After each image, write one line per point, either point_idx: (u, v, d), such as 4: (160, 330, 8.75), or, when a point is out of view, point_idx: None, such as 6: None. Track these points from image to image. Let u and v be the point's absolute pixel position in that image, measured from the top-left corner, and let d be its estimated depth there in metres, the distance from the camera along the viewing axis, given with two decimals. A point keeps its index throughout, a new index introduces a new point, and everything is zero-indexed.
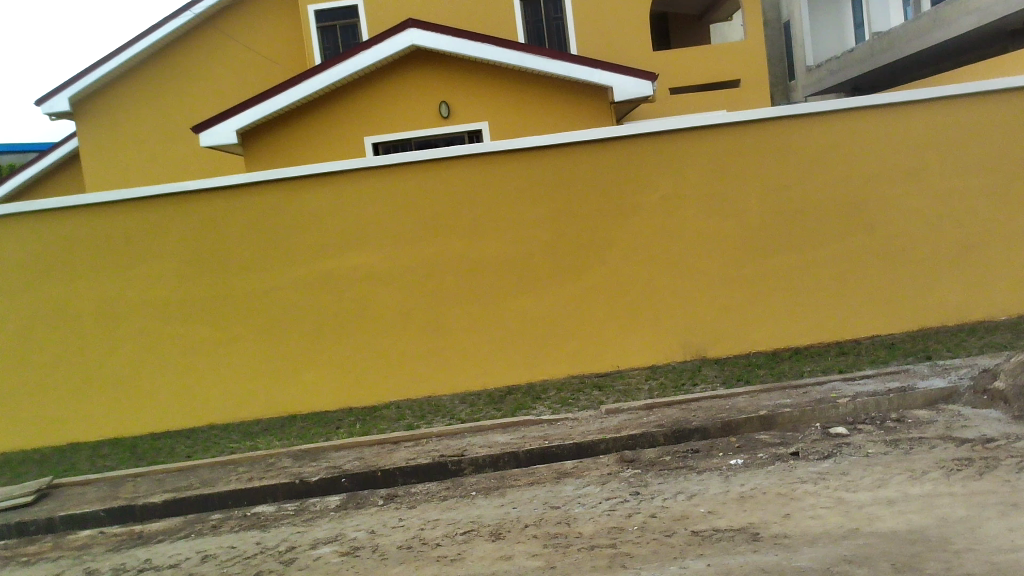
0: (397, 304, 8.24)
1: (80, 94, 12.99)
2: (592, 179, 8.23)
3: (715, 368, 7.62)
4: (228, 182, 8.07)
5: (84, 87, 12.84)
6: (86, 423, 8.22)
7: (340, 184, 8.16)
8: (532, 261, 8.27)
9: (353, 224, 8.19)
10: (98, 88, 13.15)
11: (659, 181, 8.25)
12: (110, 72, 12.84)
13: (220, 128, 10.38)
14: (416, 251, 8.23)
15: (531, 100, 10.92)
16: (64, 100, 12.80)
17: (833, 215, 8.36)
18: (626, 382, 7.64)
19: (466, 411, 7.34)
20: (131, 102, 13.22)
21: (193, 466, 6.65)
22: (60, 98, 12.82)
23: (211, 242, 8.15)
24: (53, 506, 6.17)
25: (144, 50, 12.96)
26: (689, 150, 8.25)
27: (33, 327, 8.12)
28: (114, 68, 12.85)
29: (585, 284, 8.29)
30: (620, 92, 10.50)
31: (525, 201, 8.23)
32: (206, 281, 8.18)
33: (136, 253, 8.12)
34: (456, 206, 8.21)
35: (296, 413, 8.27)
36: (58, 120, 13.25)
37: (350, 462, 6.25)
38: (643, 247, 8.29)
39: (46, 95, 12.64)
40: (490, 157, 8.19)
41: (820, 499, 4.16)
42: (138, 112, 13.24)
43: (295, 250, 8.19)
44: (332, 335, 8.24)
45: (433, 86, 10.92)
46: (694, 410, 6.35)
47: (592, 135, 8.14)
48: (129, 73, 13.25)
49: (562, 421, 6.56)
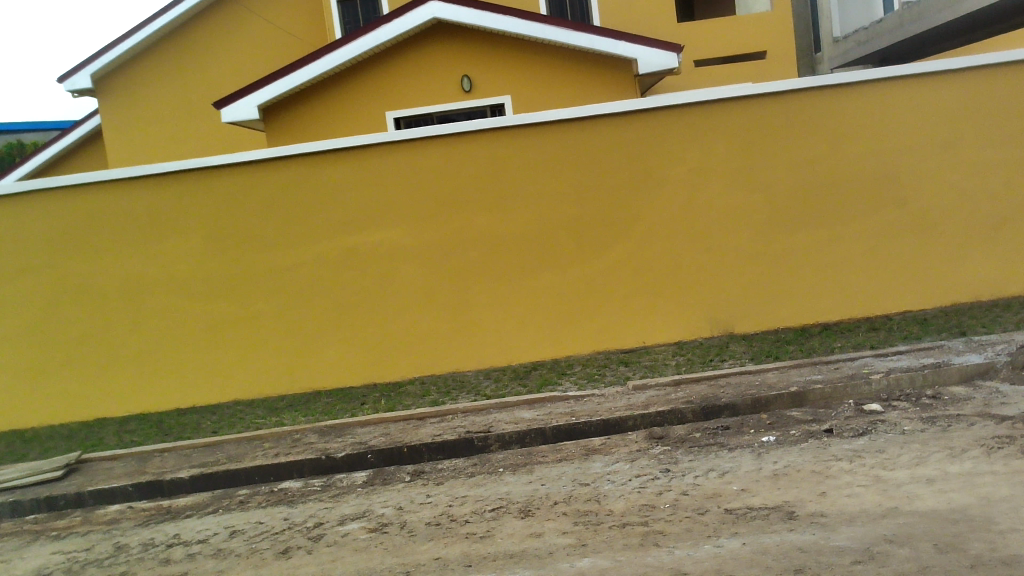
0: (421, 281, 8.19)
1: (102, 71, 12.98)
2: (617, 153, 8.10)
3: (743, 344, 7.52)
4: (250, 158, 8.03)
5: (106, 64, 12.83)
6: (113, 399, 8.26)
7: (363, 158, 8.09)
8: (556, 236, 8.17)
9: (377, 200, 8.13)
10: (120, 65, 13.13)
11: (686, 154, 8.11)
12: (131, 48, 12.82)
13: (241, 103, 10.33)
14: (439, 226, 8.16)
15: (555, 73, 10.77)
16: (87, 77, 12.80)
17: (864, 188, 8.19)
18: (652, 358, 7.56)
19: (491, 387, 7.29)
20: (153, 78, 13.20)
21: (219, 442, 6.66)
22: (82, 74, 12.83)
23: (234, 218, 8.12)
24: (82, 481, 6.21)
25: (165, 25, 12.91)
26: (718, 123, 8.10)
27: (59, 303, 8.15)
28: (135, 45, 12.82)
29: (610, 260, 8.19)
30: (645, 64, 10.32)
31: (549, 175, 8.12)
32: (229, 258, 8.16)
33: (160, 230, 8.11)
34: (480, 181, 8.12)
35: (320, 389, 8.27)
36: (81, 97, 13.27)
37: (376, 437, 6.23)
38: (670, 222, 8.17)
39: (69, 72, 12.64)
40: (515, 131, 8.08)
41: (856, 477, 4.08)
42: (160, 88, 13.22)
43: (317, 225, 8.14)
44: (356, 312, 8.21)
45: (455, 60, 10.79)
46: (723, 386, 6.27)
47: (619, 108, 8.01)
48: (151, 50, 13.22)
49: (589, 398, 6.50)
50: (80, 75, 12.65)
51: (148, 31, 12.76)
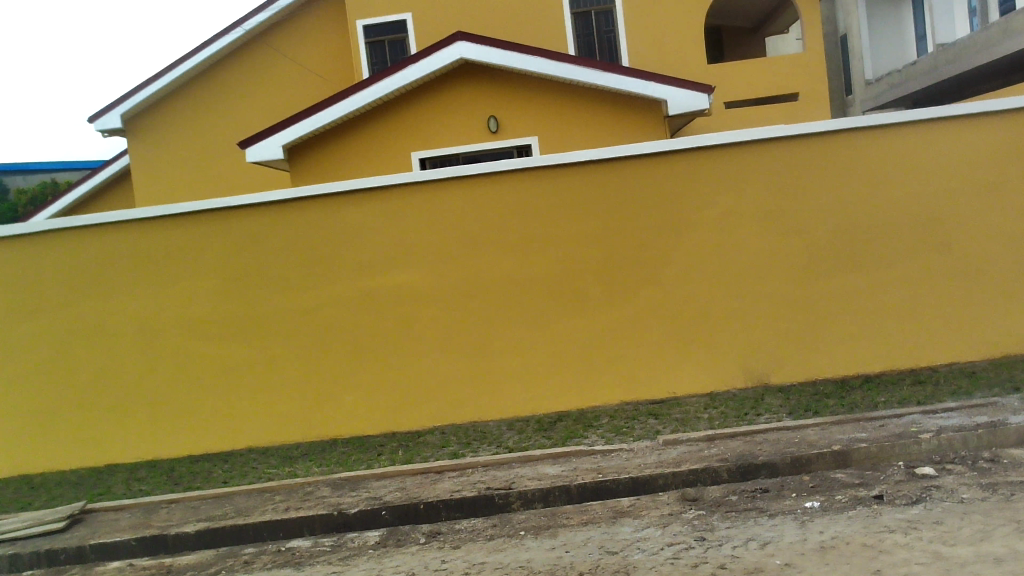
0: (443, 325, 7.92)
1: (132, 111, 13.01)
2: (648, 195, 7.83)
3: (779, 396, 7.14)
4: (271, 198, 7.85)
5: (135, 104, 12.86)
6: (125, 444, 8.03)
7: (384, 200, 7.88)
8: (583, 281, 7.88)
9: (399, 242, 7.90)
10: (149, 105, 13.16)
11: (719, 197, 7.82)
12: (160, 89, 12.84)
13: (266, 143, 10.21)
14: (461, 270, 7.91)
15: (583, 114, 10.57)
16: (116, 117, 12.82)
17: (906, 234, 7.84)
18: (683, 410, 7.20)
19: (513, 439, 6.96)
20: (181, 118, 13.21)
21: (229, 493, 6.38)
22: (112, 115, 12.85)
23: (254, 260, 7.93)
24: (85, 534, 5.95)
25: (194, 67, 12.94)
26: (753, 165, 7.80)
27: (75, 345, 7.98)
28: (164, 85, 12.84)
29: (639, 306, 7.87)
30: (675, 105, 10.09)
31: (576, 218, 7.86)
32: (247, 300, 7.95)
33: (178, 271, 7.93)
34: (505, 223, 7.87)
35: (337, 437, 7.98)
36: (110, 137, 13.30)
37: (391, 492, 5.92)
38: (702, 266, 7.85)
39: (98, 112, 12.68)
40: (542, 172, 7.84)
41: (914, 553, 3.69)
42: (188, 129, 13.22)
43: (338, 268, 7.92)
44: (376, 357, 7.95)
45: (481, 101, 10.64)
46: (760, 443, 5.90)
47: (649, 148, 7.75)
48: (180, 90, 13.25)
49: (617, 453, 6.15)
50: (110, 115, 12.68)
51: (178, 72, 12.78)
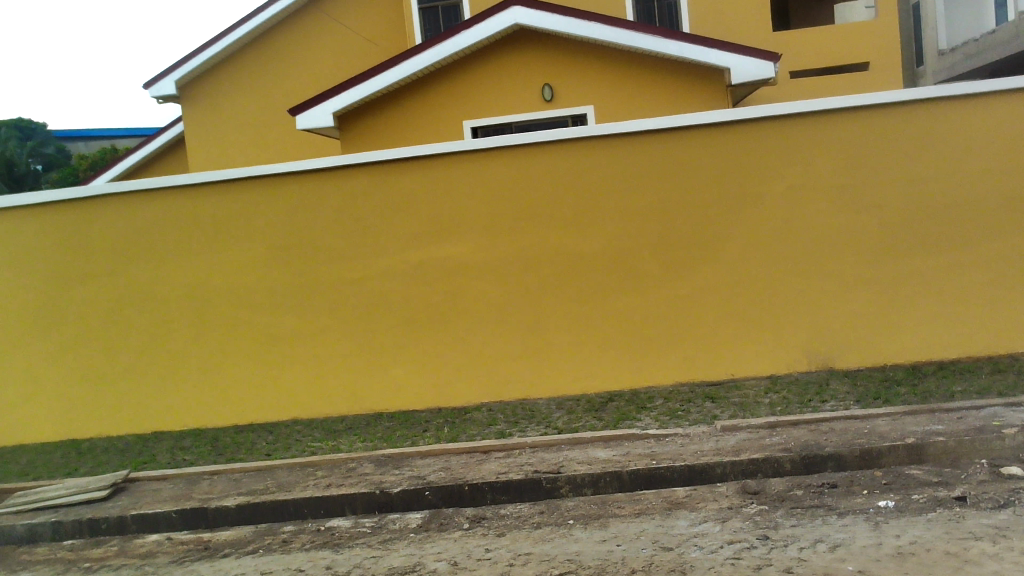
0: (492, 300, 7.67)
1: (186, 77, 12.95)
2: (709, 167, 7.44)
3: (846, 382, 6.75)
4: (319, 165, 7.66)
5: (189, 70, 12.79)
6: (172, 412, 7.99)
7: (434, 169, 7.63)
8: (639, 256, 7.55)
9: (449, 213, 7.65)
10: (203, 71, 13.08)
11: (786, 171, 7.40)
12: (213, 54, 12.75)
13: (316, 110, 10.02)
14: (512, 242, 7.63)
15: (641, 83, 10.15)
16: (170, 83, 12.78)
17: (987, 213, 7.33)
18: (742, 394, 6.86)
19: (563, 419, 6.71)
20: (234, 85, 13.11)
21: (271, 467, 6.26)
22: (166, 81, 12.81)
23: (301, 228, 7.76)
24: (127, 504, 5.88)
25: (248, 32, 12.81)
26: (824, 136, 7.35)
27: (123, 311, 7.94)
28: (217, 51, 12.73)
29: (698, 283, 7.51)
30: (738, 73, 9.61)
31: (633, 191, 7.51)
32: (294, 269, 7.80)
33: (225, 239, 7.81)
34: (558, 194, 7.56)
35: (382, 411, 7.82)
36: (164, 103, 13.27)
37: (435, 472, 5.72)
38: (765, 243, 7.46)
39: (153, 78, 12.64)
40: (599, 141, 7.50)
41: (1005, 566, 3.35)
42: (240, 96, 13.12)
43: (386, 238, 7.72)
44: (422, 331, 7.74)
45: (536, 68, 10.28)
46: (826, 432, 5.54)
47: (712, 118, 7.35)
48: (233, 56, 13.13)
49: (672, 438, 5.85)
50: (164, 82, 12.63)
51: (232, 38, 12.65)
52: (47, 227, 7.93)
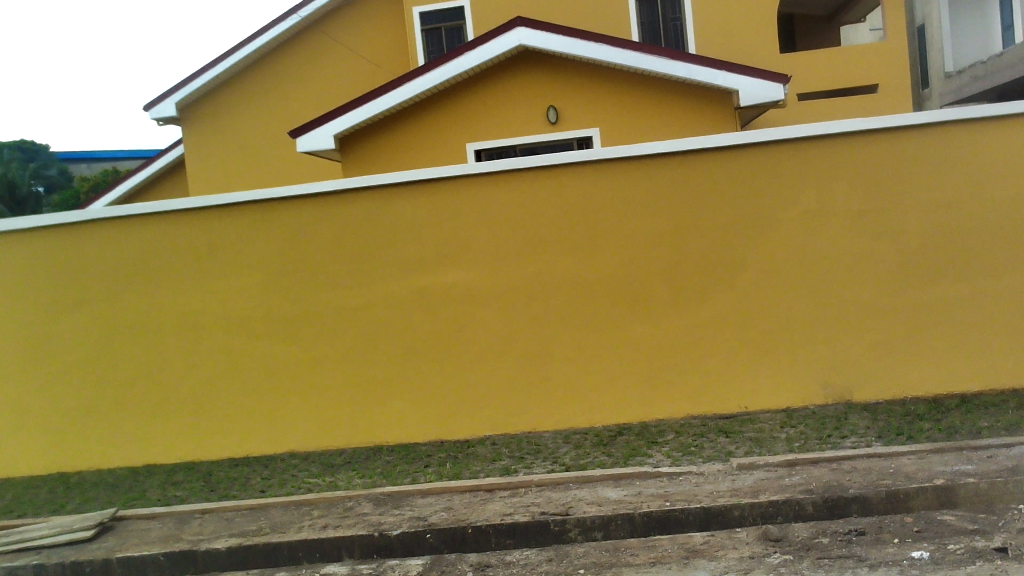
0: (496, 329, 7.41)
1: (187, 99, 12.79)
2: (721, 192, 7.20)
3: (865, 417, 6.48)
4: (319, 189, 7.43)
5: (190, 92, 12.63)
6: (164, 444, 7.71)
7: (436, 194, 7.40)
8: (647, 284, 7.30)
9: (451, 239, 7.42)
10: (204, 93, 12.92)
11: (800, 196, 7.17)
12: (215, 77, 12.59)
13: (317, 133, 9.82)
14: (517, 269, 7.39)
15: (648, 105, 9.94)
16: (171, 106, 12.62)
17: (1008, 240, 7.08)
18: (757, 429, 6.58)
19: (570, 455, 6.43)
20: (235, 107, 12.95)
21: (265, 505, 5.98)
22: (167, 103, 12.65)
23: (299, 254, 7.52)
24: (113, 545, 5.60)
25: (249, 54, 12.66)
26: (839, 160, 7.12)
27: (115, 340, 7.69)
28: (219, 73, 12.58)
29: (709, 312, 7.25)
30: (747, 96, 9.40)
31: (641, 216, 7.27)
32: (292, 296, 7.56)
33: (221, 265, 7.58)
34: (565, 219, 7.32)
35: (382, 444, 7.54)
36: (165, 125, 13.10)
37: (437, 513, 5.44)
38: (779, 271, 7.21)
39: (154, 100, 12.48)
40: (607, 165, 7.27)
41: None
42: (241, 118, 12.94)
43: (386, 264, 7.48)
44: (424, 361, 7.48)
45: (540, 90, 10.09)
46: (848, 472, 5.27)
47: (724, 141, 7.12)
48: (235, 78, 12.97)
49: (685, 477, 5.57)
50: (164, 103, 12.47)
51: (233, 59, 12.50)
52: (39, 252, 7.70)
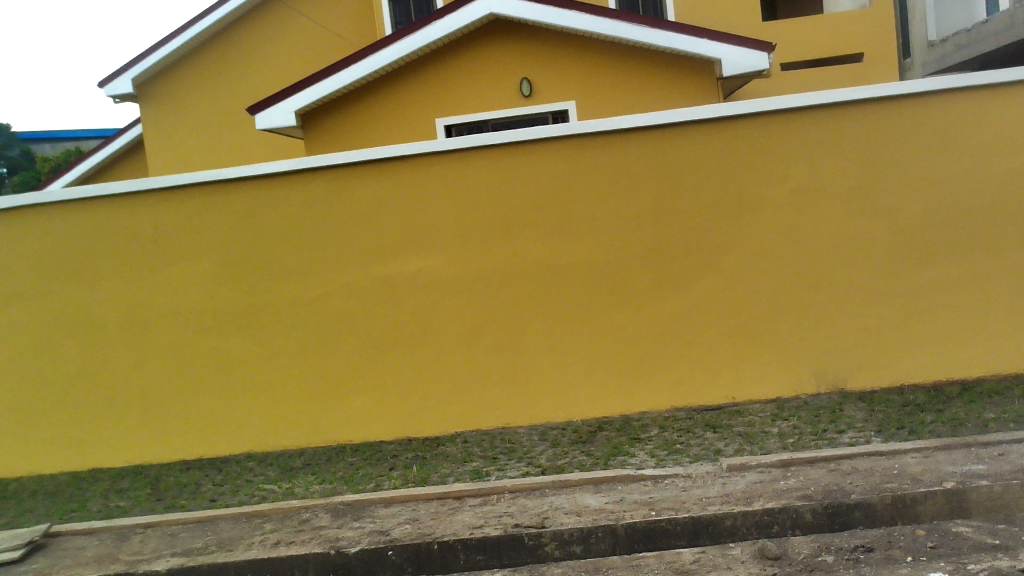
0: (466, 317, 6.90)
1: (144, 75, 12.08)
2: (705, 168, 6.71)
3: (862, 408, 6.06)
4: (273, 169, 6.87)
5: (148, 68, 11.93)
6: (111, 447, 7.16)
7: (399, 173, 6.85)
8: (627, 267, 6.80)
9: (417, 221, 6.88)
10: (162, 69, 12.21)
11: (790, 171, 6.69)
12: (171, 52, 11.89)
13: (277, 108, 9.20)
14: (487, 253, 6.86)
15: (626, 76, 9.42)
16: (126, 82, 11.91)
17: (1008, 216, 6.66)
18: (747, 422, 6.13)
19: (547, 455, 5.94)
20: (193, 83, 12.25)
21: (214, 518, 5.47)
22: (122, 80, 11.94)
23: (253, 239, 6.97)
24: (42, 567, 5.06)
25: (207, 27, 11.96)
26: (832, 132, 6.65)
27: (56, 335, 7.12)
28: (175, 47, 11.88)
29: (694, 296, 6.78)
30: (730, 66, 8.89)
31: (620, 194, 6.76)
32: (246, 285, 7.00)
33: (169, 252, 7.01)
34: (539, 200, 6.80)
35: (345, 443, 7.02)
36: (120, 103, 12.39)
37: (400, 525, 4.95)
38: (768, 251, 6.74)
39: (107, 77, 11.77)
40: (583, 140, 6.75)
41: None
42: (200, 94, 12.26)
43: (347, 250, 6.93)
44: (390, 352, 6.96)
45: (512, 61, 9.52)
46: (849, 473, 4.83)
47: (708, 112, 6.62)
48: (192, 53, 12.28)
49: (671, 481, 5.11)
50: (120, 80, 11.76)
51: (193, 32, 11.79)
52: None
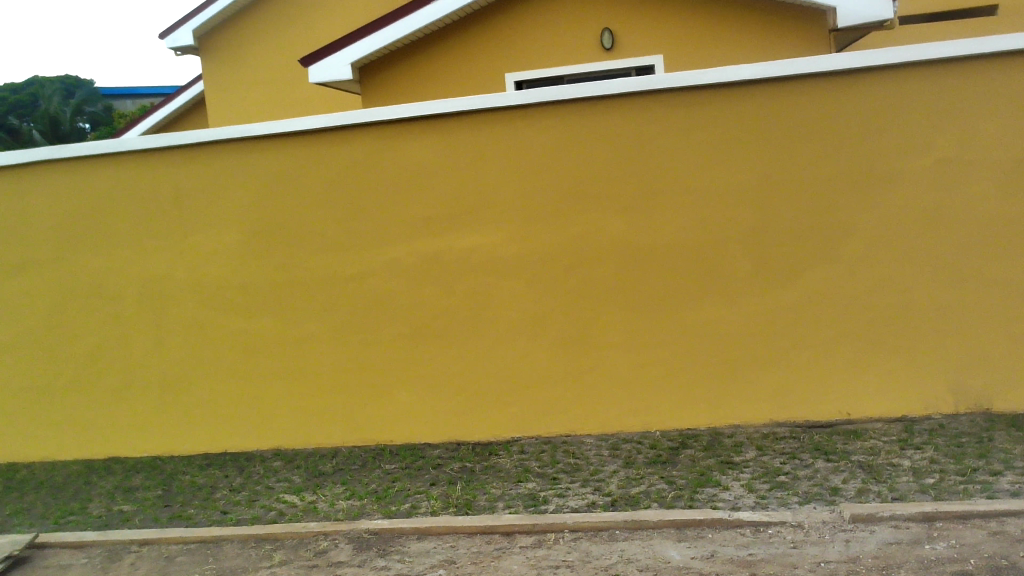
0: (528, 305, 5.86)
1: (206, 26, 11.34)
2: (823, 132, 5.48)
3: (1018, 442, 4.82)
4: (310, 125, 5.94)
5: (209, 19, 11.15)
6: (130, 435, 6.42)
7: (452, 133, 5.83)
8: (722, 251, 5.64)
9: (473, 190, 5.86)
10: (226, 19, 11.39)
11: (932, 139, 5.42)
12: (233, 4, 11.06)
13: (332, 61, 8.23)
14: (553, 230, 5.79)
15: (724, 28, 8.13)
16: (188, 33, 11.24)
17: None
18: (868, 450, 4.95)
19: (617, 480, 4.90)
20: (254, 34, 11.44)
21: (219, 539, 4.63)
22: (184, 31, 11.27)
23: (288, 206, 6.08)
24: None
25: None
26: (989, 92, 5.34)
27: (73, 308, 6.40)
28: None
29: (805, 289, 5.58)
30: (847, 15, 7.52)
31: (716, 162, 5.59)
32: (278, 259, 6.12)
33: (196, 218, 6.19)
34: (619, 167, 5.69)
35: (384, 445, 6.09)
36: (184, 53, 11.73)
37: (434, 571, 4.00)
38: (899, 237, 5.49)
39: (169, 27, 11.12)
40: (675, 97, 5.60)
41: None
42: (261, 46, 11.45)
43: (392, 221, 5.97)
44: (438, 342, 5.99)
45: (592, 9, 8.36)
46: (1019, 541, 3.68)
47: (830, 64, 5.39)
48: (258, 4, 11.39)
49: (777, 531, 4.03)
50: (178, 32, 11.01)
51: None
52: None
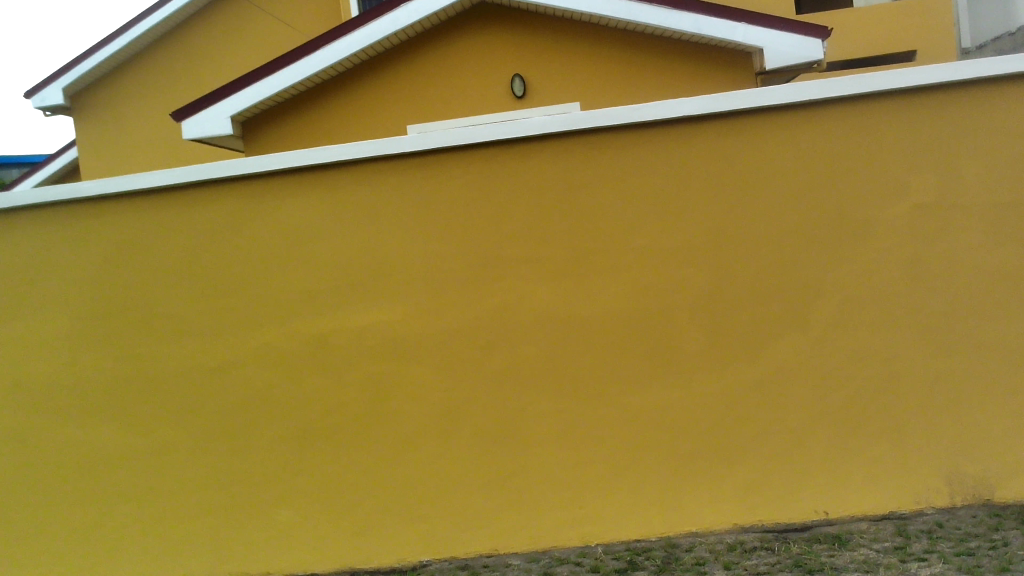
0: (436, 397, 4.76)
1: (79, 84, 9.54)
2: (775, 179, 4.64)
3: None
4: (156, 181, 4.79)
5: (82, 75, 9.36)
6: None
7: (333, 189, 4.76)
8: (665, 323, 4.68)
9: (362, 257, 4.78)
10: (102, 75, 9.65)
11: (901, 184, 4.62)
12: (112, 57, 9.34)
13: (208, 114, 7.04)
14: (461, 303, 4.74)
15: (647, 69, 7.31)
16: (57, 92, 9.45)
17: None
18: (859, 563, 4.11)
19: None
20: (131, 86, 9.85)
21: None
22: (53, 89, 9.47)
23: (132, 285, 4.89)
24: None
25: (157, 27, 9.37)
26: (960, 130, 4.58)
27: None
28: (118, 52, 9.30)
29: (764, 364, 4.66)
30: (774, 58, 6.71)
31: (652, 216, 4.67)
32: (119, 352, 4.89)
33: (16, 299, 4.93)
34: (540, 224, 4.70)
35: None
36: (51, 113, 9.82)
37: None
38: (869, 299, 4.65)
39: (34, 86, 9.30)
40: (603, 139, 4.67)
41: None
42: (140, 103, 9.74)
43: (264, 299, 4.82)
44: (323, 446, 4.82)
45: (499, 53, 7.42)
46: None
47: (781, 97, 4.53)
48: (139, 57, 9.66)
49: None
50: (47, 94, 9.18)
51: (141, 28, 9.22)
52: None
